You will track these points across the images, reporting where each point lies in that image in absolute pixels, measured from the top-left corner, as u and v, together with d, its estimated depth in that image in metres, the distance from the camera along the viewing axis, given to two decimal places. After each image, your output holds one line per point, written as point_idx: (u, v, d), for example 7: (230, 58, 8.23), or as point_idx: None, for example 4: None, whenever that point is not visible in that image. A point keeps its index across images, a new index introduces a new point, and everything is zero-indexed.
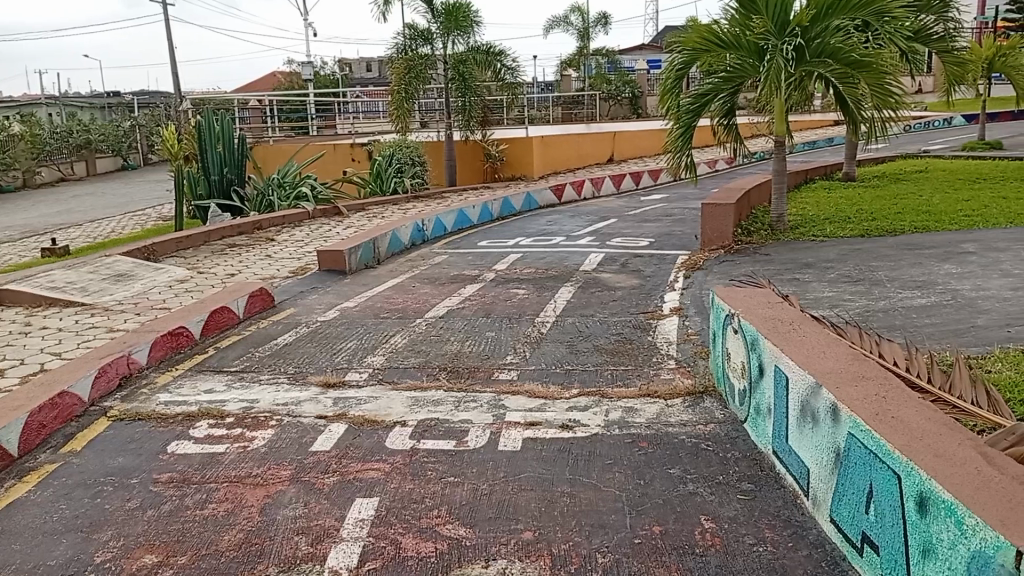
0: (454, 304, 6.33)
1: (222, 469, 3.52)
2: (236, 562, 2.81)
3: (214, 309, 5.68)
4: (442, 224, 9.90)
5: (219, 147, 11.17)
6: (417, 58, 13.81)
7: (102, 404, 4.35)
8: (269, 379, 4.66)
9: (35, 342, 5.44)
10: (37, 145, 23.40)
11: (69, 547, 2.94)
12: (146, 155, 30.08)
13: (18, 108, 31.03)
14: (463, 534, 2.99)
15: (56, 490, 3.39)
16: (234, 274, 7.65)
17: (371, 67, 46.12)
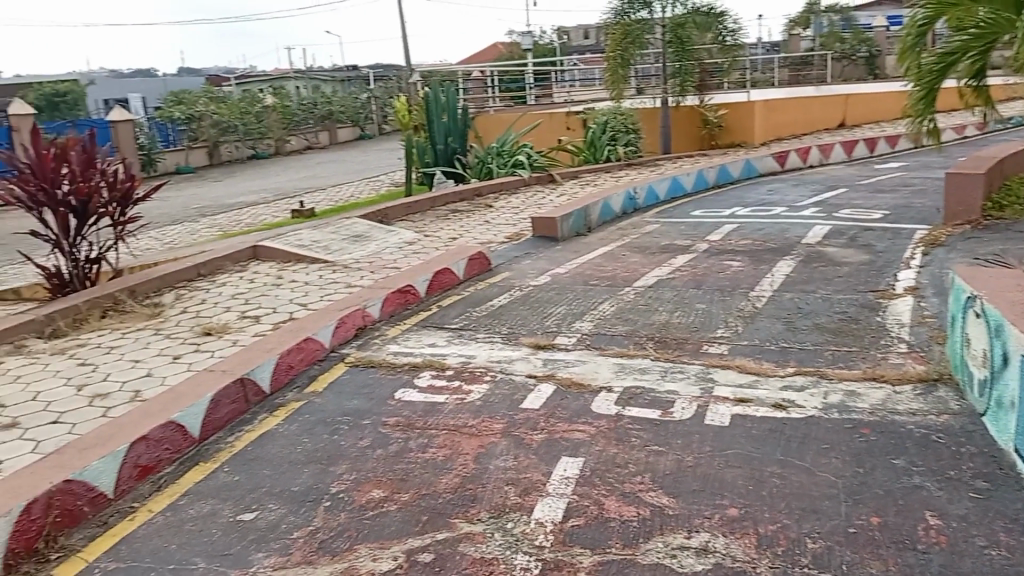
0: (664, 274, 6.28)
1: (442, 418, 3.80)
2: (452, 504, 3.04)
3: (438, 269, 6.07)
4: (656, 192, 9.80)
5: (445, 117, 11.81)
6: (635, 24, 13.56)
7: (340, 350, 4.83)
8: (485, 338, 4.92)
9: (285, 294, 6.11)
10: (287, 116, 25.96)
11: (310, 476, 3.31)
12: (380, 125, 32.40)
13: (273, 82, 34.53)
14: (666, 503, 3.01)
15: (301, 425, 3.83)
16: (456, 237, 8.09)
17: (589, 34, 46.01)
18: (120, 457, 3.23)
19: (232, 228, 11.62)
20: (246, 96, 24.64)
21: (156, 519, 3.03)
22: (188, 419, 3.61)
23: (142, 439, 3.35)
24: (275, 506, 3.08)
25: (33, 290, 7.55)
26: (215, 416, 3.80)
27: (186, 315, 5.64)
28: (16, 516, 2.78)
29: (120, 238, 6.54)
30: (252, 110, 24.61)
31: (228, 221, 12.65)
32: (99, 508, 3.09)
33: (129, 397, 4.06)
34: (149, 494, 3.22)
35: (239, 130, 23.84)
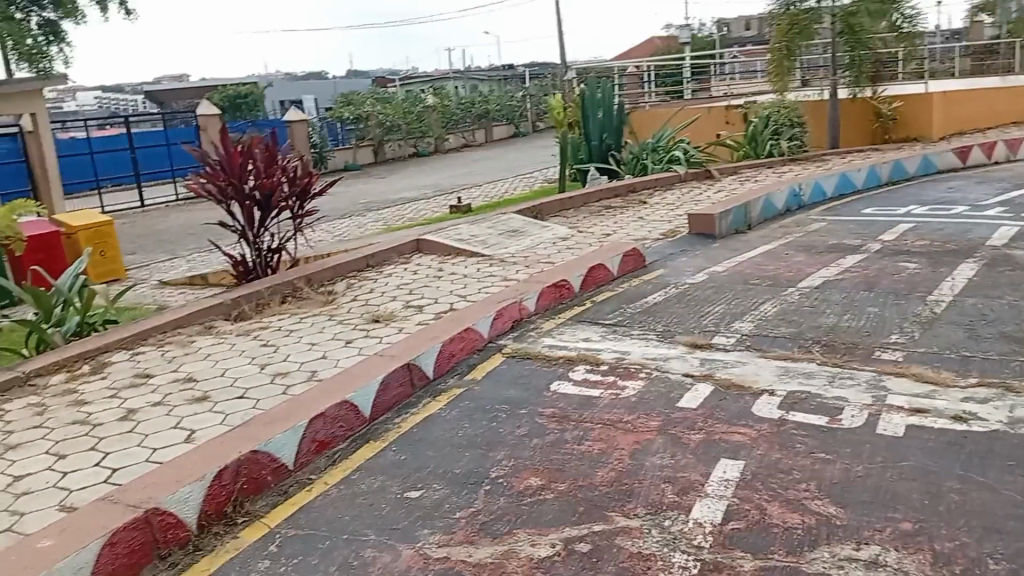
0: (831, 275, 5.99)
1: (598, 412, 3.83)
2: (610, 497, 3.06)
3: (592, 265, 6.09)
4: (822, 189, 9.34)
5: (600, 113, 11.79)
6: (803, 14, 12.90)
7: (498, 341, 4.97)
8: (640, 335, 4.90)
9: (445, 285, 6.35)
10: (446, 115, 26.87)
11: (471, 460, 3.44)
12: (534, 123, 32.86)
13: (433, 82, 35.84)
14: (834, 513, 2.89)
15: (462, 411, 3.98)
16: (610, 233, 8.09)
17: (750, 25, 44.38)
18: (301, 431, 3.48)
19: (394, 222, 12.18)
20: (409, 96, 25.70)
21: (331, 491, 3.25)
22: (361, 399, 3.85)
23: (319, 416, 3.60)
24: (439, 487, 3.23)
25: (219, 276, 8.26)
26: (383, 398, 4.02)
27: (355, 303, 5.99)
28: (211, 480, 3.05)
29: (298, 230, 7.03)
30: (415, 110, 25.66)
31: (390, 216, 13.27)
32: (281, 477, 3.35)
33: (306, 377, 4.38)
34: (325, 468, 3.45)
35: (401, 129, 24.96)
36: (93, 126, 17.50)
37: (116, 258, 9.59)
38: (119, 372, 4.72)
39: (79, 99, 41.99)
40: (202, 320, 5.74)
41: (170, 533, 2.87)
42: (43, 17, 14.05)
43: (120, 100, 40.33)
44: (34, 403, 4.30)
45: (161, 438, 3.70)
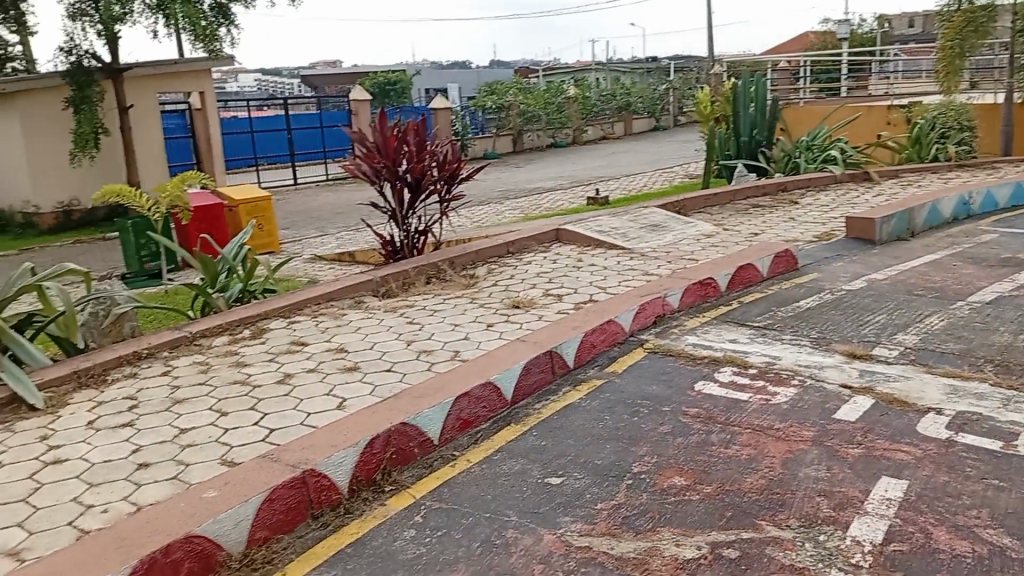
0: (1005, 290, 5.52)
1: (746, 416, 3.70)
2: (760, 504, 2.95)
3: (741, 264, 5.90)
4: (994, 198, 8.63)
5: (752, 108, 11.40)
6: (980, 11, 11.94)
7: (640, 335, 4.91)
8: (791, 340, 4.70)
9: (586, 276, 6.33)
10: (587, 107, 26.81)
11: (612, 452, 3.41)
12: (675, 117, 32.25)
13: (576, 73, 35.82)
14: (1010, 545, 2.66)
15: (603, 403, 3.95)
16: (758, 233, 7.80)
17: (916, 20, 41.66)
18: (447, 408, 3.57)
19: (534, 211, 12.28)
20: (551, 87, 25.79)
21: (473, 469, 3.31)
22: (503, 381, 3.90)
23: (464, 395, 3.67)
24: (580, 476, 3.22)
25: (367, 254, 8.60)
26: (525, 383, 4.05)
27: (497, 288, 6.07)
28: (364, 447, 3.17)
29: (444, 213, 7.21)
30: (556, 100, 25.72)
31: (529, 204, 13.38)
32: (426, 451, 3.44)
33: (450, 356, 4.48)
34: (468, 446, 3.52)
35: (542, 119, 25.14)
36: (253, 107, 18.65)
37: (273, 232, 10.17)
38: (276, 339, 5.00)
39: (242, 82, 44.87)
40: (352, 295, 5.98)
41: (323, 494, 3.00)
42: (214, 1, 13.88)
43: (279, 83, 42.66)
44: (200, 361, 4.63)
45: (315, 403, 3.89)
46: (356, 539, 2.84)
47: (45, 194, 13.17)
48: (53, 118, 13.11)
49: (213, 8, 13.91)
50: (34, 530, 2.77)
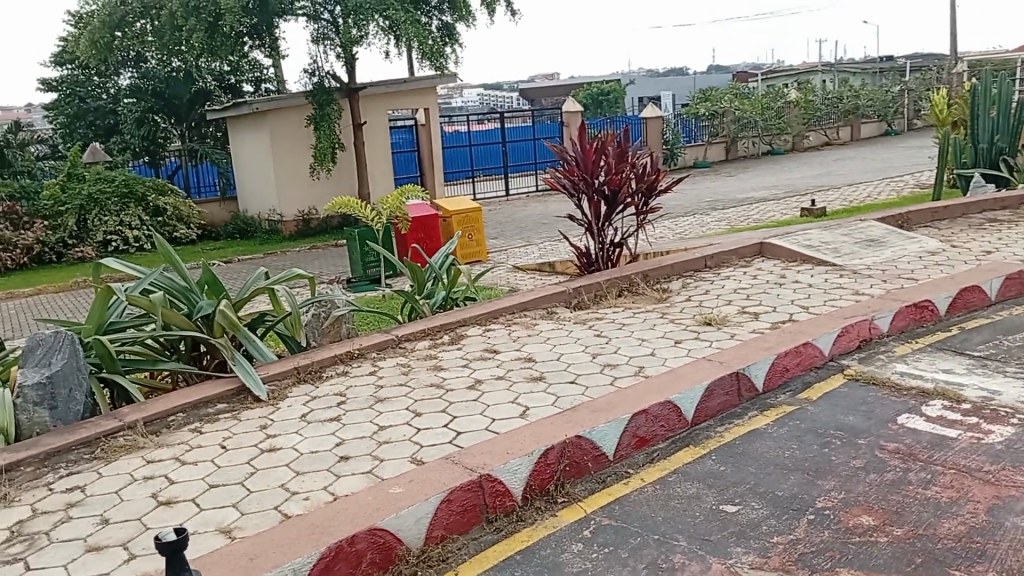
0: None
1: (952, 455, 3.36)
2: (956, 553, 2.68)
3: (964, 287, 5.35)
4: None
5: (994, 112, 10.26)
6: None
7: (841, 360, 4.60)
8: (1017, 373, 4.19)
9: (787, 293, 6.03)
10: (809, 111, 25.39)
11: (795, 484, 3.24)
12: (909, 120, 29.67)
13: (798, 76, 34.05)
14: None
15: (791, 431, 3.75)
16: (992, 250, 7.01)
17: None
18: (623, 424, 3.57)
19: (741, 222, 11.87)
20: (770, 91, 24.64)
21: (646, 488, 3.28)
22: (684, 401, 3.83)
23: (642, 413, 3.65)
24: (758, 506, 3.09)
25: (566, 264, 8.77)
26: (708, 404, 3.95)
27: (689, 303, 5.96)
28: (539, 457, 3.25)
29: (641, 225, 7.19)
30: (775, 106, 24.61)
31: (738, 215, 12.94)
32: (601, 466, 3.46)
33: (633, 371, 4.47)
34: (643, 464, 3.50)
35: (758, 126, 24.10)
36: (473, 121, 19.66)
37: (481, 241, 10.68)
38: (471, 345, 5.26)
39: (465, 96, 47.31)
40: (545, 305, 6.14)
41: (498, 500, 3.09)
42: (441, 21, 14.87)
43: (499, 96, 44.50)
44: (402, 363, 4.99)
45: (499, 410, 4.06)
46: (526, 547, 2.89)
47: (289, 204, 14.73)
48: (299, 135, 14.68)
49: (440, 29, 14.90)
50: (245, 511, 3.14)
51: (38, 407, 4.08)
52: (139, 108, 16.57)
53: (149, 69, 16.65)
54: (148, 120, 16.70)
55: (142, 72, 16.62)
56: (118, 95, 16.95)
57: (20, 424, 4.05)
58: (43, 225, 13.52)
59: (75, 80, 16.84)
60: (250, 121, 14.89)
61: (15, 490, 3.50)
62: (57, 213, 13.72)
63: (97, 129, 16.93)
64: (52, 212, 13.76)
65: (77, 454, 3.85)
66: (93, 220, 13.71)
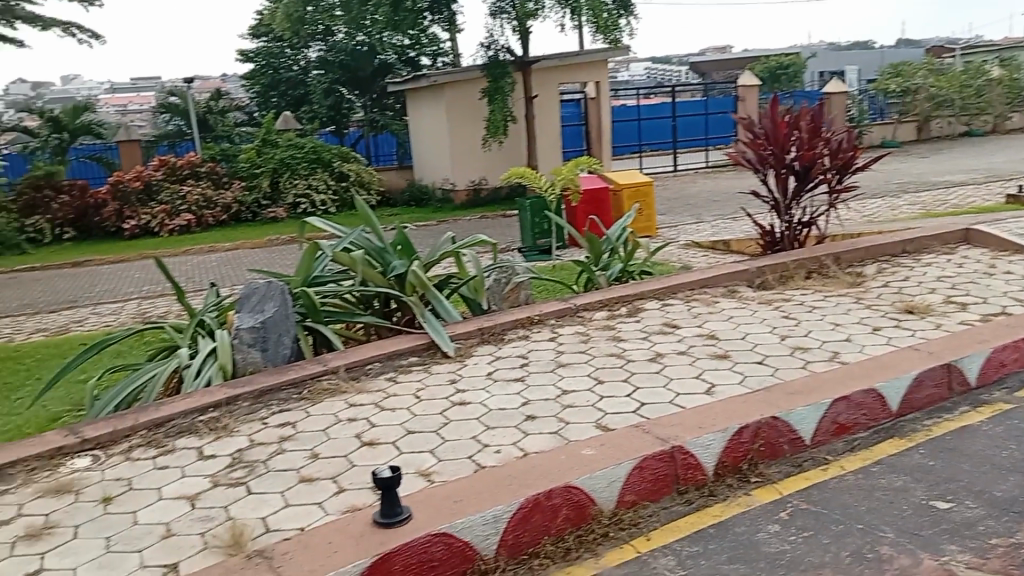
0: None
1: None
2: None
3: None
4: None
5: None
6: None
7: None
8: None
9: (999, 284, 5.54)
10: (1015, 89, 22.99)
11: (1016, 487, 2.99)
12: None
13: (1004, 51, 30.86)
14: None
15: (1009, 430, 3.46)
16: None
17: None
18: (823, 409, 3.43)
19: (935, 208, 10.99)
20: (970, 67, 22.49)
21: (847, 477, 3.14)
22: (889, 390, 3.62)
23: (843, 398, 3.50)
24: (973, 505, 2.88)
25: (742, 244, 8.49)
26: (915, 396, 3.71)
27: (886, 289, 5.60)
28: (732, 434, 3.18)
29: (832, 205, 6.79)
30: (976, 82, 22.44)
31: (931, 200, 11.99)
32: (797, 449, 3.35)
33: (827, 356, 4.27)
34: (842, 452, 3.35)
35: (956, 105, 22.03)
36: (642, 95, 19.01)
37: (652, 216, 10.53)
38: (650, 319, 5.22)
39: (631, 70, 46.52)
40: (725, 284, 5.97)
41: (690, 473, 3.06)
42: None
43: (666, 70, 43.39)
44: (582, 332, 5.03)
45: (684, 385, 4.01)
46: (720, 521, 2.84)
47: (462, 173, 15.16)
48: (473, 107, 15.05)
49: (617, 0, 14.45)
50: (442, 458, 3.22)
51: (252, 348, 4.32)
52: (327, 79, 17.56)
53: (337, 41, 17.53)
54: (335, 91, 17.69)
55: (331, 45, 17.56)
56: (308, 67, 18.00)
57: (236, 361, 4.28)
58: (241, 186, 14.67)
59: (270, 53, 18.03)
60: (428, 93, 15.39)
61: (234, 422, 3.63)
62: (253, 175, 14.83)
63: (288, 98, 18.09)
64: (248, 174, 14.88)
65: (287, 393, 3.96)
66: (285, 182, 14.75)
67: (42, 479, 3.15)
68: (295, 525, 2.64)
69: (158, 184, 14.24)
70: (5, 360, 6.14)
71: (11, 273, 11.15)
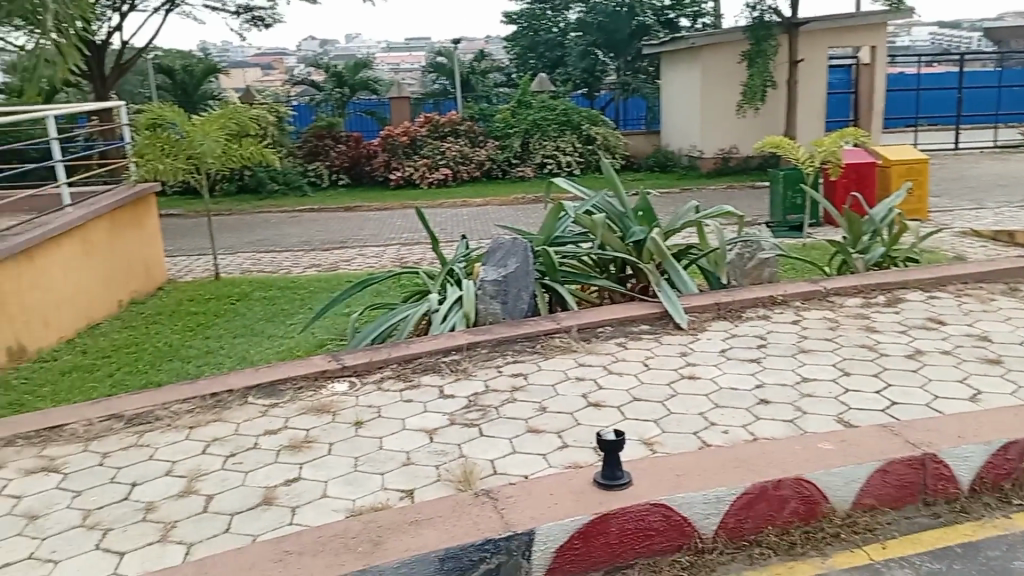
0: None
1: None
2: None
3: None
4: None
5: None
6: None
7: None
8: None
9: None
10: None
11: None
12: None
13: None
14: None
15: None
16: None
17: None
18: None
19: None
20: None
21: None
22: None
23: None
24: None
25: None
26: None
27: None
28: (998, 449, 2.83)
29: None
30: None
31: None
32: None
33: None
34: None
35: None
36: (924, 64, 16.89)
37: (923, 198, 9.53)
38: (910, 311, 4.76)
39: (913, 33, 42.00)
40: (1005, 280, 5.29)
41: (941, 484, 2.77)
42: None
43: (957, 35, 38.57)
44: (829, 317, 4.70)
45: (943, 388, 3.62)
46: (968, 541, 2.57)
47: (711, 141, 14.68)
48: (730, 72, 14.40)
49: None
50: (665, 429, 3.18)
51: (493, 300, 4.52)
52: (585, 41, 17.70)
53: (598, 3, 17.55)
54: (591, 53, 17.80)
55: (591, 7, 17.62)
56: (567, 28, 18.24)
57: (478, 310, 4.53)
58: (495, 144, 15.36)
59: (533, 15, 18.55)
60: (685, 56, 14.95)
61: (472, 366, 3.88)
62: (507, 134, 15.44)
63: (546, 60, 18.49)
64: (503, 133, 15.51)
65: (521, 346, 4.13)
66: (535, 142, 15.23)
67: (308, 397, 3.58)
68: (520, 472, 2.79)
69: (422, 140, 15.25)
70: (286, 289, 6.98)
71: (296, 213, 12.61)
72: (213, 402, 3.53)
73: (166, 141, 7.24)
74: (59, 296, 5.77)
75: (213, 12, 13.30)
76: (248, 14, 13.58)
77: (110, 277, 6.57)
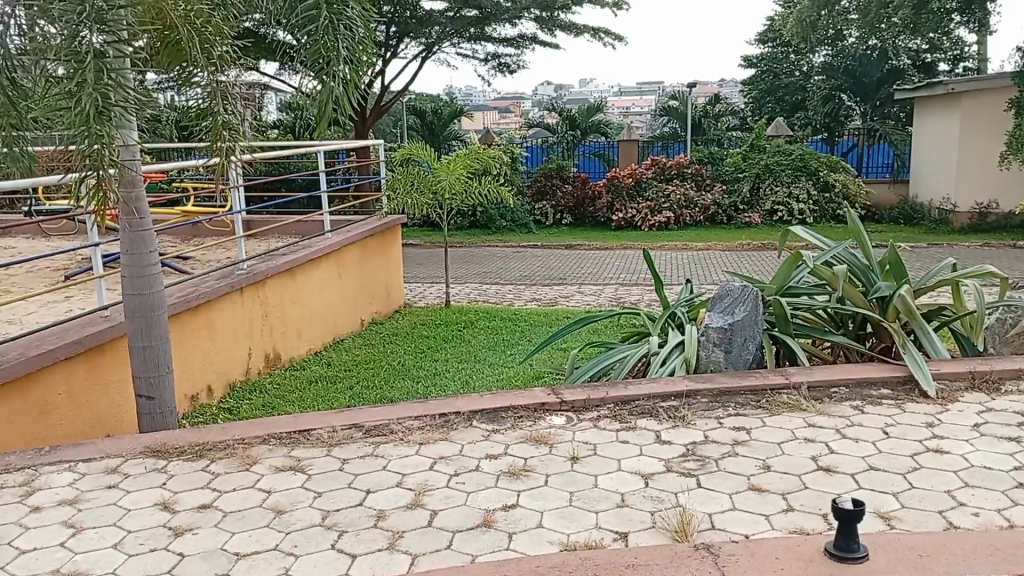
0: None
1: None
2: None
3: None
4: None
5: None
6: None
7: None
8: None
9: None
10: None
11: None
12: None
13: None
14: None
15: None
16: None
17: None
18: None
19: None
20: None
21: None
22: None
23: None
24: None
25: None
26: None
27: None
28: None
29: None
30: None
31: None
32: None
33: None
34: None
35: None
36: None
37: None
38: None
39: None
40: None
41: None
42: None
43: None
44: None
45: None
46: None
47: (967, 194, 13.35)
48: (993, 120, 13.02)
49: None
50: (905, 505, 2.89)
51: (716, 348, 4.37)
52: (828, 85, 16.93)
53: (847, 46, 16.72)
54: (835, 97, 16.97)
55: (839, 50, 16.84)
56: (811, 72, 17.61)
57: (700, 357, 4.40)
58: (723, 189, 15.05)
59: (775, 58, 18.11)
60: (942, 101, 13.78)
61: (692, 415, 3.77)
62: (736, 178, 15.07)
63: (784, 104, 18.06)
64: (731, 177, 15.17)
65: (744, 399, 3.97)
66: (766, 188, 14.74)
67: (528, 426, 3.68)
68: (740, 531, 2.67)
69: (648, 182, 15.24)
70: (507, 321, 7.28)
71: (521, 248, 13.12)
72: (441, 422, 3.74)
73: (415, 175, 7.83)
74: (314, 313, 6.42)
75: (465, 59, 14.31)
76: (495, 60, 14.44)
77: (357, 298, 7.22)
